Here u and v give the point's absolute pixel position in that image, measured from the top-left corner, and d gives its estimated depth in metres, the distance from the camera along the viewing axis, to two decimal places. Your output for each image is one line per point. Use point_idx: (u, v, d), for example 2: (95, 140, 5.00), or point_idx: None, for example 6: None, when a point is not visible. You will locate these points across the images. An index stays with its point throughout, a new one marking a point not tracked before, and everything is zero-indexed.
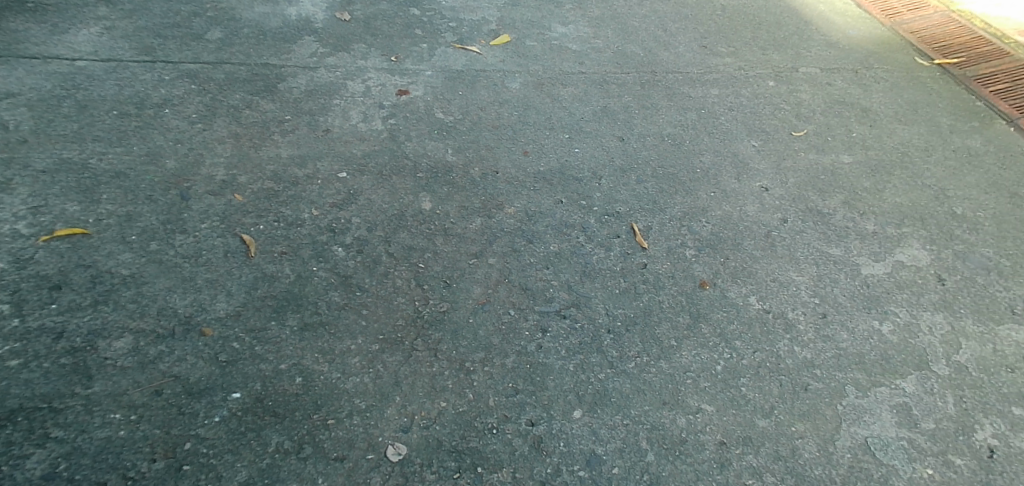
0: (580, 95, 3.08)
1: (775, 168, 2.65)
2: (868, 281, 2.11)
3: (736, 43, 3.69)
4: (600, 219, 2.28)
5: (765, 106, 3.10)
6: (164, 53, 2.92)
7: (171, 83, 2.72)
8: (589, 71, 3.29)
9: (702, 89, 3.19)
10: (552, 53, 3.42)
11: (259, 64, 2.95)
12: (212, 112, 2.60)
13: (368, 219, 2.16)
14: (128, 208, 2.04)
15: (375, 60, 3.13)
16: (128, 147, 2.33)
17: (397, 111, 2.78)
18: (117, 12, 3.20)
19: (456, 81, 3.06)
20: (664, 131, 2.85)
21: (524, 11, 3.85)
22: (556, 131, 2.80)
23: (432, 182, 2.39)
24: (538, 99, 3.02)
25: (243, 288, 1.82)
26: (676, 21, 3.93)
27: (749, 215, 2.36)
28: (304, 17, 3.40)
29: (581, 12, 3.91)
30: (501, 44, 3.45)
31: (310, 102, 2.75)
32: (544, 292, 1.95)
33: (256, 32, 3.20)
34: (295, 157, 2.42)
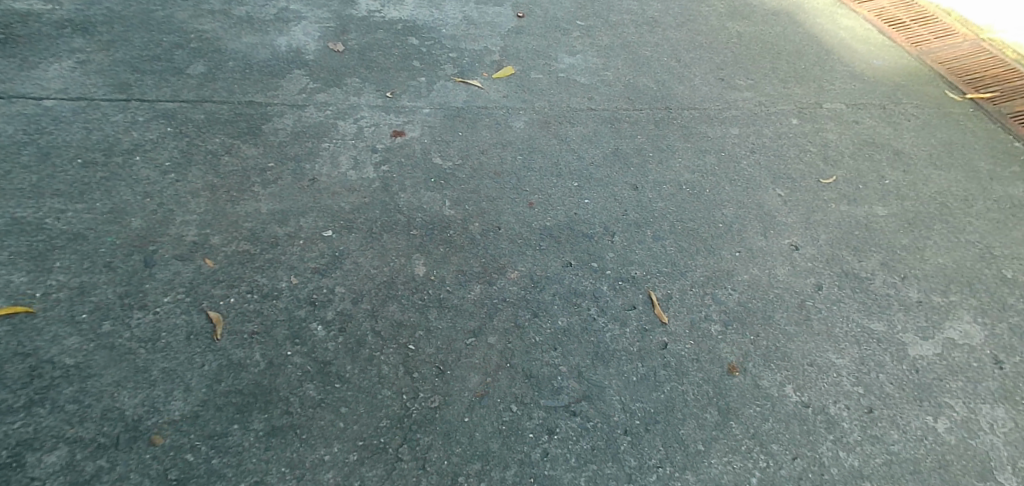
0: (588, 134, 2.85)
1: (805, 221, 2.41)
2: (917, 365, 1.87)
3: (755, 75, 3.45)
4: (613, 287, 2.03)
5: (790, 147, 2.86)
6: (140, 90, 2.73)
7: (144, 125, 2.52)
8: (599, 107, 3.06)
9: (720, 128, 2.96)
10: (558, 87, 3.19)
11: (243, 102, 2.75)
12: (187, 158, 2.39)
13: (353, 289, 1.93)
14: (82, 279, 1.83)
15: (369, 97, 2.92)
16: (89, 202, 2.12)
17: (390, 156, 2.56)
18: (94, 43, 3.01)
19: (455, 120, 2.84)
20: (683, 178, 2.60)
21: (529, 39, 3.64)
22: (564, 178, 2.55)
23: (426, 240, 2.16)
24: (544, 140, 2.78)
25: (204, 382, 1.60)
26: (690, 49, 3.70)
27: (778, 280, 2.12)
28: (295, 48, 3.20)
29: (589, 40, 3.69)
30: (504, 76, 3.24)
31: (295, 146, 2.54)
32: (551, 381, 1.71)
33: (242, 66, 3.01)
34: (276, 212, 2.19)
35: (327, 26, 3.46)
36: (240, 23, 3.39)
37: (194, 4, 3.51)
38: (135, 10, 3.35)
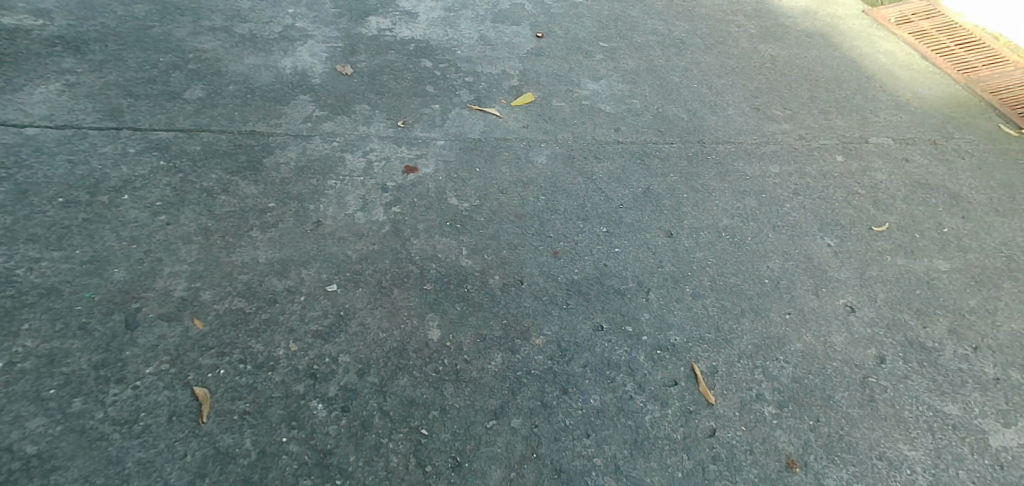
0: (616, 171, 2.63)
1: (859, 277, 2.17)
2: (1002, 460, 1.64)
3: (792, 104, 3.23)
4: (652, 356, 1.80)
5: (836, 189, 2.63)
6: (133, 118, 2.53)
7: (134, 158, 2.32)
8: (626, 140, 2.84)
9: (758, 165, 2.73)
10: (582, 116, 2.98)
11: (243, 133, 2.55)
12: (179, 196, 2.19)
13: (358, 358, 1.71)
14: (53, 345, 1.63)
15: (379, 127, 2.72)
16: (68, 249, 1.92)
17: (401, 196, 2.35)
18: (85, 64, 2.82)
19: (472, 153, 2.64)
20: (721, 223, 2.37)
21: (549, 62, 3.43)
22: (592, 221, 2.33)
23: (441, 297, 1.93)
24: (568, 177, 2.56)
25: (185, 478, 1.39)
26: (721, 74, 3.47)
27: (835, 349, 1.89)
28: (301, 71, 3.02)
29: (613, 64, 3.48)
30: (523, 103, 3.03)
31: (299, 183, 2.33)
32: (584, 479, 1.49)
33: (243, 91, 2.82)
34: (274, 262, 1.98)
35: (335, 46, 3.27)
36: (243, 41, 3.20)
37: (195, 20, 3.32)
38: (131, 27, 3.16)
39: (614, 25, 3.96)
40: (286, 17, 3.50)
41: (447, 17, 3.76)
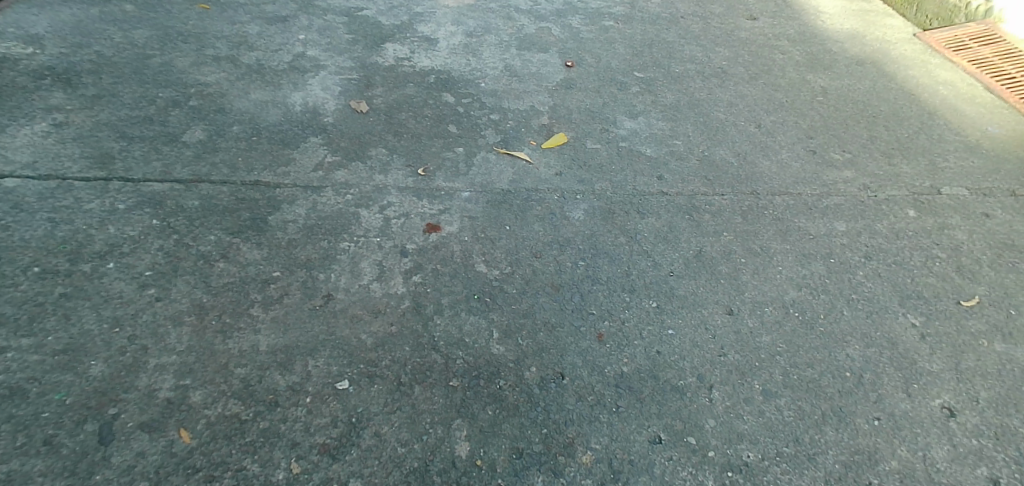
0: (662, 229, 2.33)
1: (953, 370, 1.87)
2: None
3: (851, 146, 2.91)
4: (722, 481, 1.51)
5: (913, 252, 2.32)
6: (125, 165, 2.27)
7: (123, 214, 2.06)
8: (671, 190, 2.53)
9: (820, 222, 2.43)
10: (621, 161, 2.69)
11: (247, 183, 2.29)
12: (171, 263, 1.92)
13: (372, 482, 1.43)
14: (10, 468, 1.37)
15: (398, 176, 2.46)
16: (39, 333, 1.65)
17: (423, 262, 2.08)
18: (76, 99, 2.57)
19: (500, 207, 2.37)
20: (787, 296, 2.08)
21: (581, 96, 3.14)
22: (639, 294, 2.04)
23: (470, 396, 1.65)
24: (609, 236, 2.27)
25: None
26: (769, 109, 3.15)
27: (939, 469, 1.59)
28: (311, 108, 2.78)
29: (651, 97, 3.19)
30: (555, 146, 2.75)
31: (308, 247, 2.06)
32: None
33: (249, 133, 2.56)
34: (277, 349, 1.71)
35: (350, 79, 3.03)
36: (249, 73, 2.95)
37: (198, 48, 3.08)
38: (129, 56, 2.92)
39: (648, 51, 3.64)
40: (296, 45, 3.25)
41: (468, 44, 3.49)
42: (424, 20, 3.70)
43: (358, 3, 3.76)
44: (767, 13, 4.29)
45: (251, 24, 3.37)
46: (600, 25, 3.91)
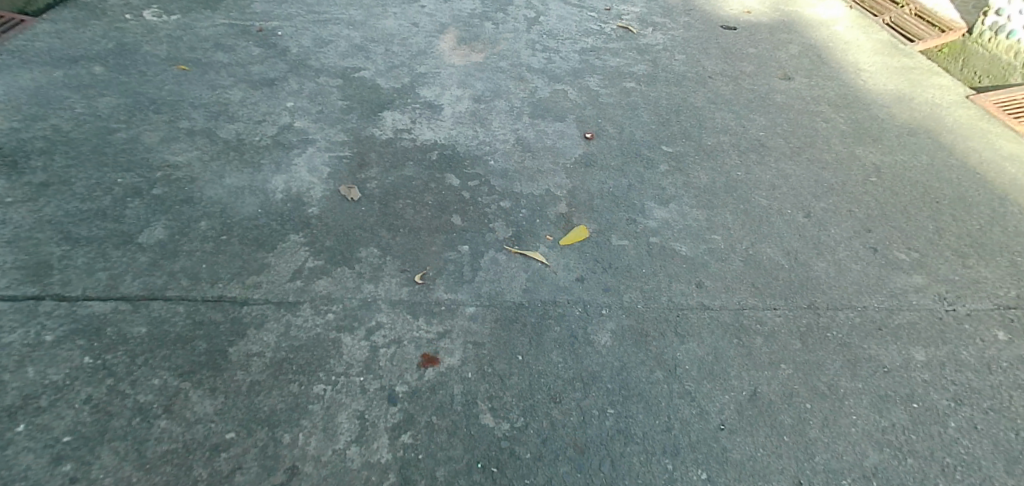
0: (706, 359, 1.90)
1: None
2: None
3: (918, 242, 2.49)
4: None
5: (1012, 394, 1.90)
6: (62, 277, 1.92)
7: (48, 349, 1.70)
8: (714, 302, 2.12)
9: (895, 349, 2.01)
10: (651, 262, 2.30)
11: (208, 299, 1.92)
12: (99, 423, 1.55)
13: None
14: None
15: (390, 286, 2.08)
16: None
17: (414, 411, 1.69)
18: (19, 188, 2.24)
19: (511, 327, 1.98)
20: (867, 462, 1.67)
21: (603, 176, 2.78)
22: (683, 459, 1.64)
23: None
24: (642, 369, 1.87)
25: None
26: (817, 192, 2.76)
27: None
28: (294, 196, 2.42)
29: (682, 176, 2.81)
30: (575, 243, 2.37)
31: (272, 392, 1.68)
32: None
33: (218, 229, 2.20)
34: None
35: (342, 156, 2.70)
36: (226, 152, 2.62)
37: (172, 120, 2.76)
38: (90, 130, 2.60)
39: (676, 118, 3.27)
40: (283, 114, 2.93)
41: (476, 112, 3.16)
42: (427, 82, 3.38)
43: (354, 63, 3.46)
44: (801, 71, 3.93)
45: (234, 90, 3.07)
46: (621, 87, 3.56)
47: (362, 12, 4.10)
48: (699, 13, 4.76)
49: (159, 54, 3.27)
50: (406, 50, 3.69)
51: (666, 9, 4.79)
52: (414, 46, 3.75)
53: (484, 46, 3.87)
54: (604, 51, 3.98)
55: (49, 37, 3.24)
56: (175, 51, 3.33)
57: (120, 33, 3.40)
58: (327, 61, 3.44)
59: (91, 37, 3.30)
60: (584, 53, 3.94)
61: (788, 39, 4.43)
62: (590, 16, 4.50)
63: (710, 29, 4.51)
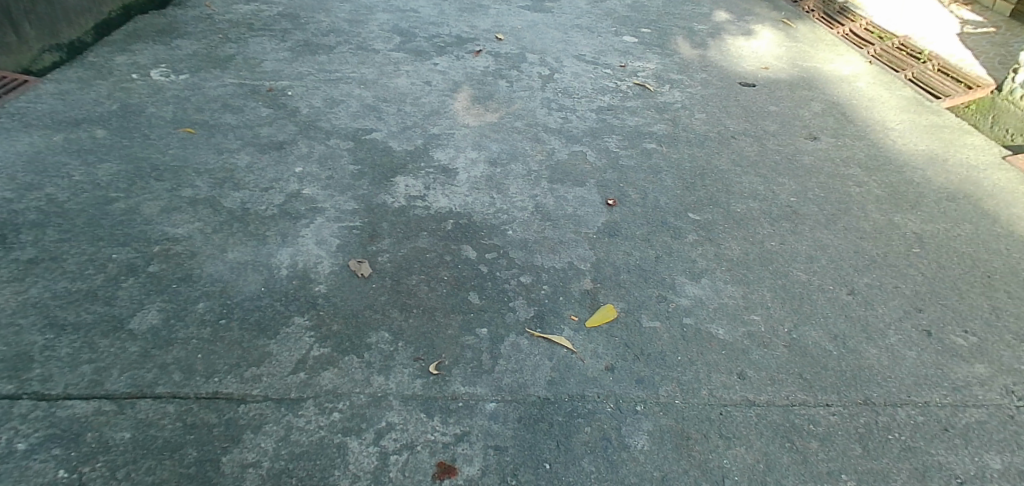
0: (757, 468, 1.71)
1: None
2: None
3: (975, 322, 2.33)
4: None
5: None
6: (43, 372, 1.76)
7: (19, 462, 1.52)
8: (760, 398, 1.93)
9: (965, 455, 1.82)
10: (687, 347, 2.11)
11: (202, 397, 1.74)
12: None
13: None
14: None
15: (401, 378, 1.88)
16: None
17: None
18: (6, 266, 2.11)
19: (536, 428, 1.77)
20: None
21: (629, 247, 2.61)
22: None
23: None
24: (685, 481, 1.67)
25: None
26: (858, 266, 2.59)
27: None
28: (300, 272, 2.26)
29: (713, 246, 2.64)
30: (602, 324, 2.18)
31: None
32: None
33: (218, 311, 2.03)
34: None
35: (352, 227, 2.55)
36: (229, 221, 2.48)
37: (173, 187, 2.64)
38: (88, 200, 2.48)
39: (701, 182, 3.11)
40: (291, 180, 2.80)
41: (491, 176, 3.03)
42: (441, 145, 3.26)
43: (365, 125, 3.36)
44: (827, 130, 3.80)
45: (240, 154, 2.96)
46: (642, 148, 3.43)
47: (374, 71, 4.03)
48: (715, 68, 4.67)
49: (164, 115, 3.20)
50: (418, 110, 3.60)
51: (682, 64, 4.70)
52: (427, 106, 3.66)
53: (499, 105, 3.76)
54: (621, 109, 3.86)
55: (52, 99, 3.19)
56: (182, 113, 3.25)
57: (126, 95, 3.35)
58: (338, 124, 3.35)
59: (95, 99, 3.26)
60: (602, 112, 3.82)
61: (809, 96, 4.31)
62: (605, 73, 4.41)
63: (729, 85, 4.40)
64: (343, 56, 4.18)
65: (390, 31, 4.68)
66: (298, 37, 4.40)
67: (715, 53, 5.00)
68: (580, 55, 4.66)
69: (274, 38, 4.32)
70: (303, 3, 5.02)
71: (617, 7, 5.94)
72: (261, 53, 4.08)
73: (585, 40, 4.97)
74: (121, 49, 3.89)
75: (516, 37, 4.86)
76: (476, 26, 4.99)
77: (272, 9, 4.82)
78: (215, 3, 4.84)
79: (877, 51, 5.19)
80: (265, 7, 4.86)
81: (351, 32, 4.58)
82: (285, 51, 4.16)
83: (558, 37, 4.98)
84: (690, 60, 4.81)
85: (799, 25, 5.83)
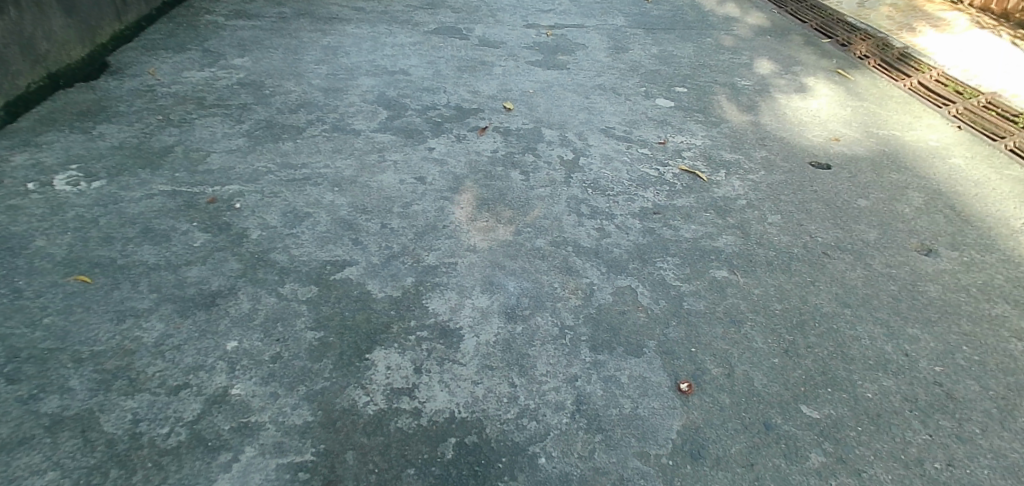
0: None
1: None
2: None
3: None
4: None
5: None
6: None
7: None
8: None
9: None
10: None
11: None
12: None
13: None
14: None
15: None
16: None
17: None
18: None
19: None
20: None
21: (727, 482, 1.69)
22: None
23: None
24: None
25: None
26: None
27: None
28: None
29: (852, 476, 1.74)
30: None
31: None
32: None
33: None
34: None
35: (298, 464, 1.65)
36: (103, 465, 1.61)
37: (32, 396, 1.78)
38: None
39: (804, 341, 2.21)
40: (216, 368, 1.92)
41: (509, 342, 2.13)
42: (437, 287, 2.38)
43: (335, 257, 2.49)
44: (941, 238, 2.92)
45: (149, 317, 2.10)
46: (711, 277, 2.53)
47: (353, 164, 3.19)
48: (776, 142, 3.80)
49: (55, 252, 2.36)
50: (408, 227, 2.73)
51: (733, 137, 3.83)
52: (420, 219, 2.80)
53: (513, 212, 2.89)
54: (671, 212, 2.98)
55: None
56: (82, 246, 2.41)
57: (11, 217, 2.52)
58: (298, 256, 2.47)
59: None
60: (646, 217, 2.94)
61: (900, 181, 3.44)
62: (642, 154, 3.54)
63: (797, 166, 3.53)
64: (313, 142, 3.34)
65: (375, 103, 3.84)
66: (260, 115, 3.57)
67: (769, 119, 4.12)
68: (607, 129, 3.80)
69: (228, 119, 3.49)
70: (271, 67, 4.20)
71: (642, 59, 5.10)
72: (208, 142, 3.25)
73: (611, 107, 4.12)
74: (26, 142, 3.09)
75: (527, 106, 4.02)
76: (479, 92, 4.15)
77: (231, 77, 4.01)
78: (162, 69, 4.05)
79: (961, 114, 4.33)
80: (223, 73, 4.06)
81: (326, 107, 3.74)
82: (240, 137, 3.32)
83: (579, 103, 4.13)
84: (742, 129, 3.94)
85: (858, 77, 4.98)
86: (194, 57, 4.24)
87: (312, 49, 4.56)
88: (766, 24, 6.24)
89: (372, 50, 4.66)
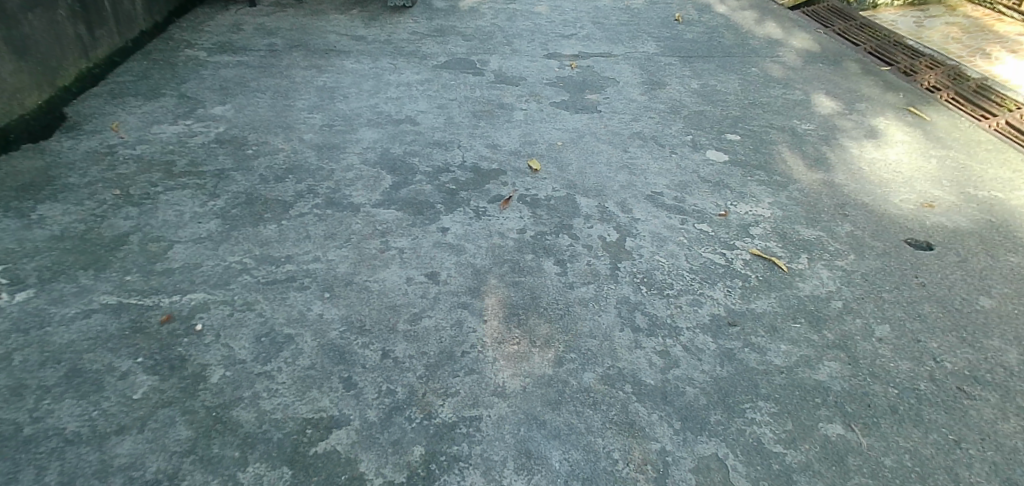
0: None
1: None
2: None
3: None
4: None
5: None
6: None
7: None
8: None
9: None
10: None
11: None
12: None
13: None
14: None
15: None
16: None
17: None
18: None
19: None
20: None
21: None
22: None
23: None
24: None
25: None
26: None
27: None
28: None
29: None
30: None
31: None
32: None
33: None
34: None
35: None
36: None
37: None
38: None
39: None
40: None
41: None
42: (456, 463, 1.76)
43: (320, 413, 1.88)
44: None
45: None
46: (821, 437, 1.90)
47: (350, 255, 2.57)
48: (859, 210, 3.14)
49: None
50: (418, 356, 2.11)
51: (807, 202, 3.19)
52: (433, 341, 2.18)
53: (550, 328, 2.27)
54: (752, 323, 2.34)
55: None
56: None
57: None
58: (270, 413, 1.86)
59: None
60: (721, 330, 2.30)
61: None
62: (702, 231, 2.90)
63: (893, 246, 2.88)
64: (301, 223, 2.73)
65: (377, 164, 3.23)
66: (238, 185, 2.96)
67: (844, 177, 3.47)
68: (656, 195, 3.17)
69: (199, 191, 2.89)
70: (256, 117, 3.60)
71: (682, 96, 4.47)
72: (172, 226, 2.65)
73: (656, 164, 3.48)
74: None
75: (557, 164, 3.40)
76: (499, 146, 3.53)
77: (209, 131, 3.41)
78: (128, 122, 3.46)
79: None
80: (200, 126, 3.46)
81: (319, 171, 3.13)
82: (212, 218, 2.72)
83: (618, 159, 3.50)
84: (815, 192, 3.29)
85: (934, 116, 4.31)
86: (168, 105, 3.65)
87: (305, 92, 3.95)
88: (816, 48, 5.58)
89: (374, 92, 4.05)
